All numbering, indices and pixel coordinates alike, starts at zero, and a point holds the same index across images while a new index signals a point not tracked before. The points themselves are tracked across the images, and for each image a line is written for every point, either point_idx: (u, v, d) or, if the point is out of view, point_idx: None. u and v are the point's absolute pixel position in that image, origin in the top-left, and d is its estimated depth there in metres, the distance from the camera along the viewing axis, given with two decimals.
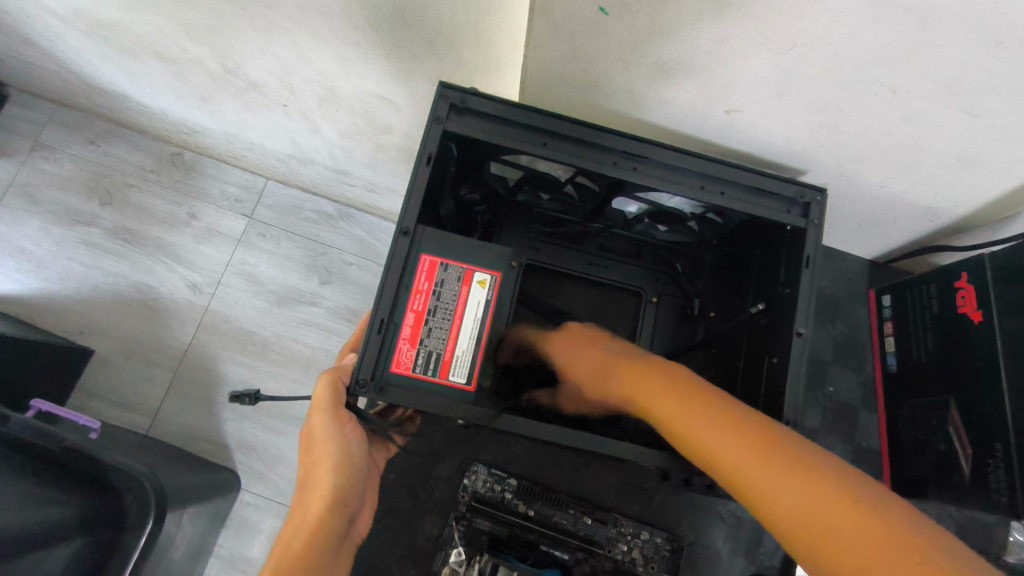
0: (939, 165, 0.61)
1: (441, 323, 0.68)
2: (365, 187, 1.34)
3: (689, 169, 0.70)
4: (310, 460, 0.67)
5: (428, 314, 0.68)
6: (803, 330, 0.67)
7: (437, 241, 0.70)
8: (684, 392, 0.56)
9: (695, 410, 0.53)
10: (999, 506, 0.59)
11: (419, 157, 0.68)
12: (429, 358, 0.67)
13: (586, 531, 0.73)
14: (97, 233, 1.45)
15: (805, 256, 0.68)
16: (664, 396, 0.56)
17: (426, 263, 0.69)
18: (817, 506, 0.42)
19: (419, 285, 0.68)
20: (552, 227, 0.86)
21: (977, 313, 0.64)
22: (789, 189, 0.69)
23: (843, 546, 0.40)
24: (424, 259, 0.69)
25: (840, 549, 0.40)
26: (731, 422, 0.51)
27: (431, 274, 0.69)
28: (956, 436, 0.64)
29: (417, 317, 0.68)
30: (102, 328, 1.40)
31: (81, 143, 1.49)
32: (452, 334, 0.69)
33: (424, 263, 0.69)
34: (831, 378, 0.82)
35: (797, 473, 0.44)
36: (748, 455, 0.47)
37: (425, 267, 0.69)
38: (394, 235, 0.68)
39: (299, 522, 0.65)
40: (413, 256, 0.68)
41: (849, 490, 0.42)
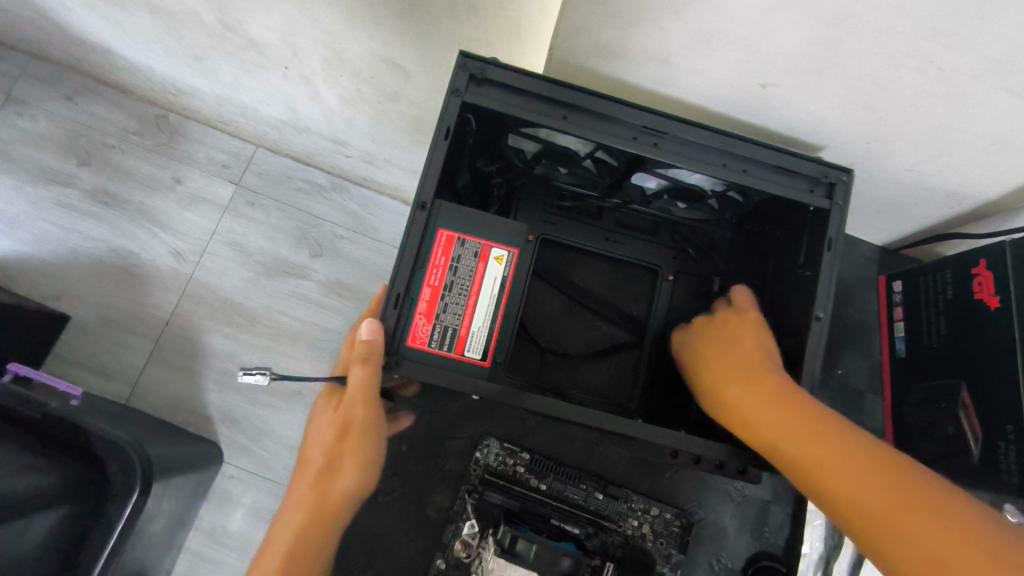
0: (971, 148, 0.61)
1: (458, 298, 0.66)
2: (362, 158, 1.31)
3: (711, 147, 0.68)
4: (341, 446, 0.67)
5: (445, 289, 0.66)
6: (821, 315, 0.67)
7: (454, 216, 0.67)
8: (756, 391, 0.57)
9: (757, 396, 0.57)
10: (1009, 485, 0.61)
11: (437, 129, 0.65)
12: (444, 334, 0.65)
13: (596, 505, 0.73)
14: (75, 194, 1.39)
15: (827, 239, 0.68)
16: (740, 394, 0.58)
17: (443, 238, 0.66)
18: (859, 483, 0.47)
19: (436, 259, 0.66)
20: (569, 201, 0.84)
21: (995, 299, 0.65)
22: (814, 169, 0.69)
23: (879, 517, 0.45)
24: (441, 234, 0.66)
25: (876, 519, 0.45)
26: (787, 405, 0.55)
27: (448, 248, 0.66)
28: (966, 418, 0.66)
29: (433, 293, 0.65)
30: (80, 293, 1.35)
31: (58, 99, 1.41)
32: (468, 310, 0.66)
33: (441, 238, 0.66)
34: (840, 361, 0.83)
35: (842, 458, 0.49)
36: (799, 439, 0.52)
37: (442, 242, 0.66)
38: (410, 210, 0.65)
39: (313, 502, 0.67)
40: (429, 231, 0.65)
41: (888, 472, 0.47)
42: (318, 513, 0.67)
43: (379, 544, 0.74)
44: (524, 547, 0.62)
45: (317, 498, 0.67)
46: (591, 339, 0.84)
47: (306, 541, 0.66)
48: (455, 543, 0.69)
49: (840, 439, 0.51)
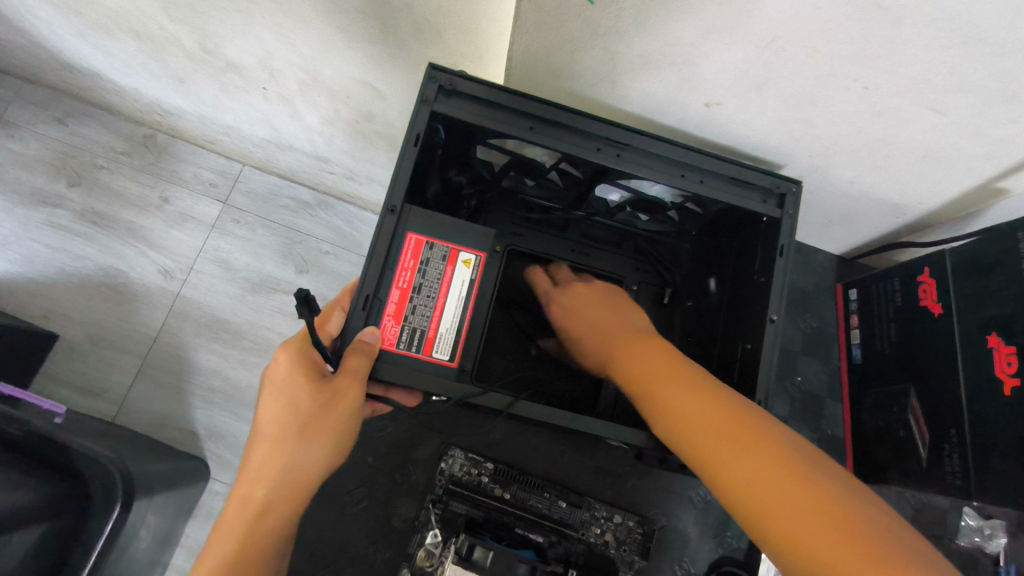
0: (907, 161, 0.64)
1: (426, 300, 0.67)
2: (344, 175, 1.33)
3: (669, 158, 0.70)
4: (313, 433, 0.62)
5: (413, 291, 0.67)
6: (776, 317, 0.68)
7: (423, 220, 0.68)
8: (672, 376, 0.56)
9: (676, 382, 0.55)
10: (954, 487, 0.62)
11: (407, 138, 0.66)
12: (413, 335, 0.66)
13: (560, 514, 0.74)
14: (64, 215, 1.41)
15: (779, 246, 0.69)
16: (653, 376, 0.57)
17: (411, 242, 0.68)
18: (760, 471, 0.46)
19: (404, 262, 0.67)
20: (536, 215, 0.85)
21: (937, 306, 0.67)
22: (766, 180, 0.70)
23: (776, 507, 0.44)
24: (410, 238, 0.68)
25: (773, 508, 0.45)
26: (702, 395, 0.53)
27: (416, 252, 0.68)
28: (915, 422, 0.67)
29: (402, 294, 0.66)
30: (69, 313, 1.36)
31: (48, 121, 1.44)
32: (437, 311, 0.68)
33: (409, 242, 0.67)
34: (799, 368, 0.85)
35: (748, 448, 0.48)
36: (708, 424, 0.51)
37: (411, 245, 0.68)
38: (380, 212, 0.66)
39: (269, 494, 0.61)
40: (399, 235, 0.67)
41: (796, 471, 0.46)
42: (262, 514, 0.61)
43: (344, 554, 0.74)
44: (481, 554, 0.63)
45: (269, 507, 0.61)
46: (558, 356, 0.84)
47: (251, 543, 0.60)
48: (420, 556, 0.70)
49: (749, 430, 0.49)
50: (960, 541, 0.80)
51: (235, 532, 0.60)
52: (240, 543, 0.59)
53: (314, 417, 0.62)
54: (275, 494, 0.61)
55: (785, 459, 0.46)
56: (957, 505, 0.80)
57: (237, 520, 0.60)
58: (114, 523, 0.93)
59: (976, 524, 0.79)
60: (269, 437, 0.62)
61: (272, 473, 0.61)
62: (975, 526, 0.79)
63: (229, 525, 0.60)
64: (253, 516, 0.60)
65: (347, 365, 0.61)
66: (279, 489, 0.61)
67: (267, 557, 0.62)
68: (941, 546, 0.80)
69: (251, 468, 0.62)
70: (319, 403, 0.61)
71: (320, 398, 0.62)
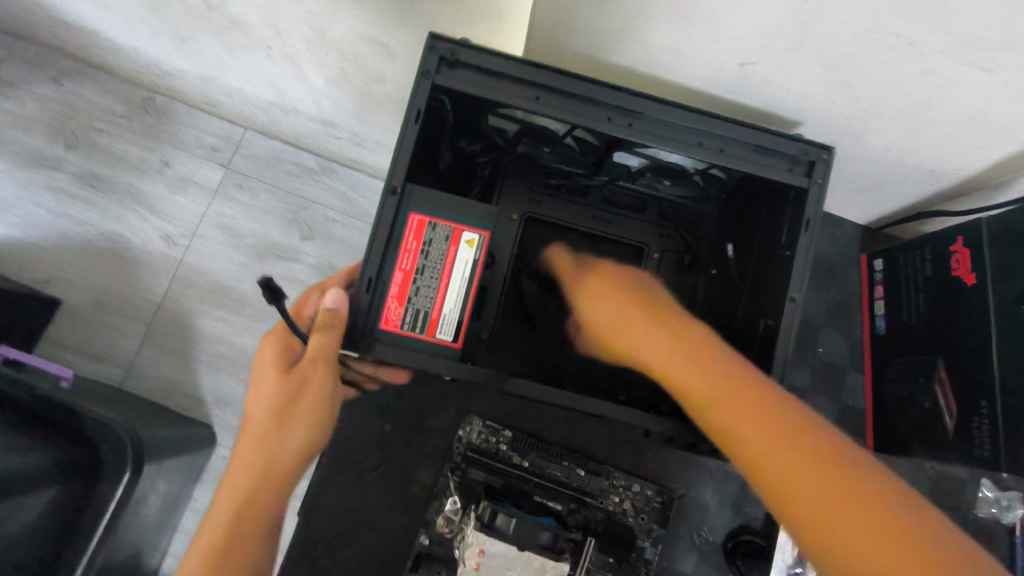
0: (947, 125, 0.61)
1: (429, 283, 0.59)
2: (351, 140, 1.30)
3: (687, 125, 0.62)
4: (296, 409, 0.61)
5: (417, 274, 0.59)
6: (796, 295, 0.63)
7: (427, 199, 0.60)
8: (695, 360, 0.54)
9: (700, 366, 0.54)
10: (982, 459, 0.62)
11: (406, 113, 0.60)
12: (416, 318, 0.59)
13: (578, 481, 0.73)
14: (63, 177, 1.38)
15: (804, 218, 0.63)
16: (676, 360, 0.55)
17: (413, 223, 0.59)
18: (795, 465, 0.45)
19: (406, 244, 0.59)
20: (555, 180, 0.79)
21: (971, 276, 0.65)
22: (794, 147, 0.62)
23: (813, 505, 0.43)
24: (412, 219, 0.59)
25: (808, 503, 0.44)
26: (731, 383, 0.52)
27: (419, 234, 0.59)
28: (942, 393, 0.67)
29: (405, 277, 0.59)
30: (70, 277, 1.34)
31: (44, 81, 1.39)
32: (440, 294, 0.60)
33: (411, 223, 0.59)
34: (821, 339, 0.84)
35: (783, 440, 0.47)
36: (739, 413, 0.49)
37: (413, 227, 0.59)
38: (380, 193, 0.58)
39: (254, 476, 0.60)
40: (399, 217, 0.59)
41: (837, 465, 0.45)
42: (250, 495, 0.60)
43: (362, 518, 0.74)
44: (504, 521, 0.64)
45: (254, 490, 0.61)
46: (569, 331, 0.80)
47: (241, 527, 0.60)
48: (438, 521, 0.69)
49: (782, 419, 0.48)
50: (977, 511, 0.79)
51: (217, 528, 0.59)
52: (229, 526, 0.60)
53: (290, 397, 0.61)
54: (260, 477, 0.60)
55: (827, 458, 0.45)
56: (975, 476, 0.80)
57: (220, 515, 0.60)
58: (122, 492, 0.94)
59: (993, 496, 0.79)
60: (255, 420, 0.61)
61: (258, 457, 0.60)
62: (992, 497, 0.79)
63: (216, 514, 0.59)
64: (240, 498, 0.60)
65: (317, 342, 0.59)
66: (262, 472, 0.60)
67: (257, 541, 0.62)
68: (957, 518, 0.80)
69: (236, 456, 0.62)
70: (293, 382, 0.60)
71: (295, 378, 0.61)
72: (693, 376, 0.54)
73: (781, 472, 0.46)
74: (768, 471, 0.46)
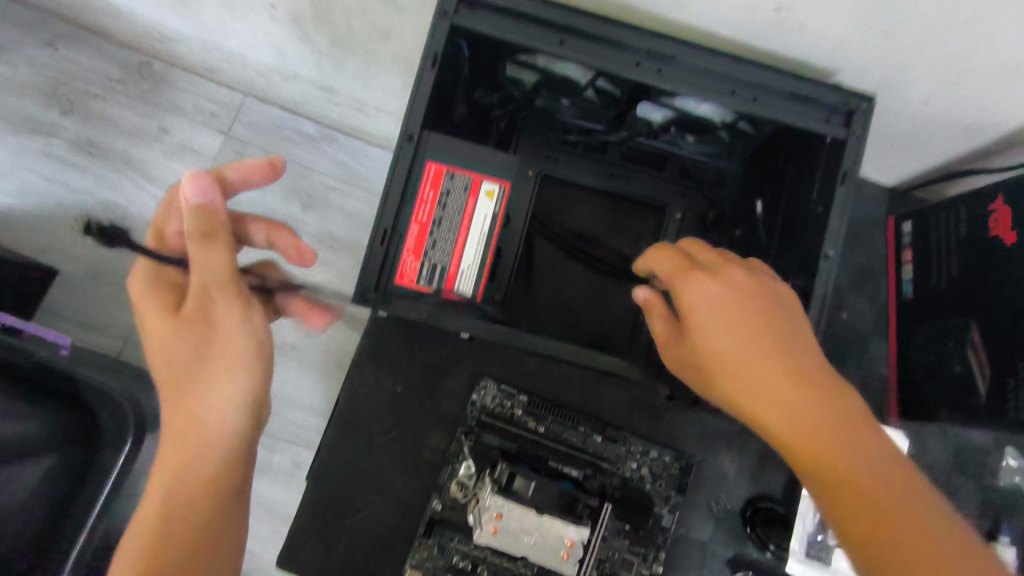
0: (991, 76, 0.56)
1: (447, 236, 0.57)
2: (351, 106, 1.22)
3: (718, 72, 0.59)
4: (206, 353, 0.57)
5: (434, 226, 0.57)
6: (831, 252, 0.60)
7: (445, 146, 0.57)
8: (779, 366, 0.51)
9: (787, 375, 0.50)
10: (1015, 422, 0.60)
11: (424, 56, 0.56)
12: (433, 272, 0.57)
13: (594, 447, 0.72)
14: (59, 144, 1.33)
15: (841, 172, 0.60)
16: (757, 364, 0.51)
17: (430, 172, 0.57)
18: (866, 487, 0.46)
19: (423, 195, 0.56)
20: (574, 135, 0.75)
21: (1011, 235, 0.63)
22: (832, 96, 0.60)
23: (882, 525, 0.44)
24: (429, 167, 0.57)
25: (875, 525, 0.44)
26: (811, 393, 0.50)
27: (436, 183, 0.57)
28: (976, 357, 0.64)
29: (421, 230, 0.56)
30: (66, 246, 1.30)
31: (37, 44, 1.33)
32: (457, 248, 0.57)
33: (429, 171, 0.57)
34: (847, 302, 0.82)
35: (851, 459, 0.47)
36: (818, 429, 0.48)
37: (430, 175, 0.57)
38: (396, 140, 0.55)
39: (179, 443, 0.57)
40: (416, 164, 0.56)
41: (906, 492, 0.45)
42: (179, 470, 0.56)
43: (373, 482, 0.72)
44: (520, 484, 0.64)
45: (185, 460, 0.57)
46: (588, 290, 0.77)
47: (174, 515, 0.55)
48: (451, 487, 0.69)
49: (864, 447, 0.47)
50: (1000, 480, 0.78)
51: (142, 543, 0.54)
52: (160, 513, 0.55)
53: (190, 348, 0.56)
54: (187, 442, 0.56)
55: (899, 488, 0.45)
56: (999, 445, 0.78)
57: (145, 532, 0.54)
58: (125, 457, 0.95)
59: (1017, 465, 0.78)
60: (164, 383, 0.57)
61: (178, 425, 0.57)
62: (1016, 466, 0.78)
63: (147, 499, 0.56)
64: (171, 475, 0.56)
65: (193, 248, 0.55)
66: (188, 452, 0.56)
67: (193, 538, 0.55)
68: (980, 486, 0.78)
69: (162, 449, 0.57)
70: (187, 326, 0.56)
71: (192, 319, 0.56)
72: (767, 364, 0.51)
73: (849, 479, 0.46)
74: (845, 494, 0.46)
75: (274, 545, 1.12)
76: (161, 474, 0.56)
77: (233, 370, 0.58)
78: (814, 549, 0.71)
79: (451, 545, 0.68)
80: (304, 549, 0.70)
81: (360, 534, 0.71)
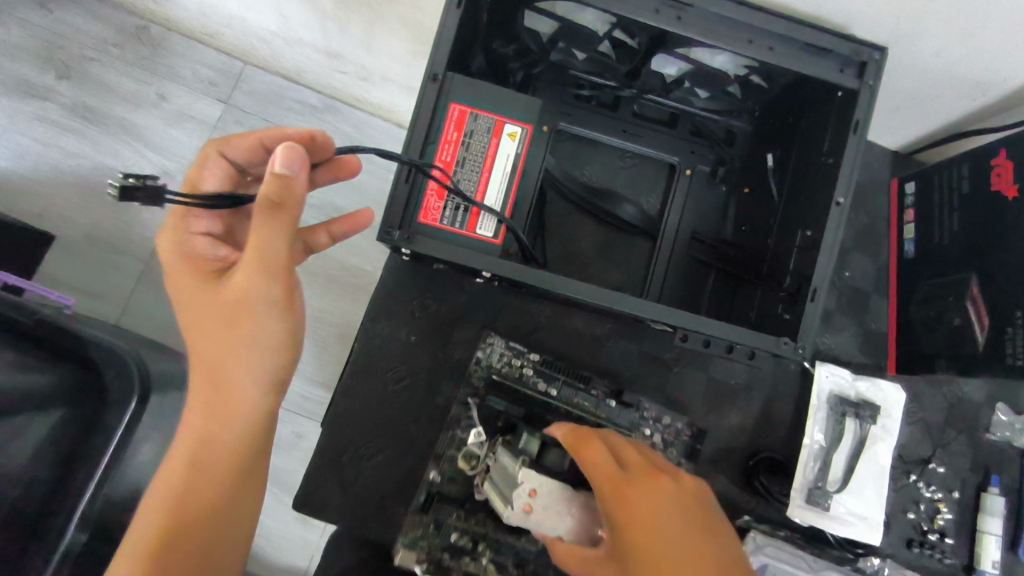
0: (1008, 26, 0.56)
1: (470, 175, 0.59)
2: (357, 74, 1.10)
3: (735, 19, 0.60)
4: (237, 333, 0.54)
5: (457, 166, 0.59)
6: (843, 199, 0.61)
7: (469, 89, 0.59)
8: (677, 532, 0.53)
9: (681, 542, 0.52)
10: (1014, 368, 0.63)
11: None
12: (456, 210, 0.58)
13: (606, 413, 0.69)
14: (55, 109, 1.20)
15: (854, 121, 0.62)
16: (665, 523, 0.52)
17: (454, 113, 0.59)
18: None
19: (447, 135, 0.59)
20: (587, 91, 0.76)
21: (1012, 188, 0.65)
22: (846, 46, 0.61)
23: None
24: (453, 108, 0.59)
25: None
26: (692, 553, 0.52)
27: (460, 124, 0.59)
28: (974, 310, 0.67)
29: (445, 169, 0.59)
30: (62, 212, 1.19)
31: (31, 5, 1.20)
32: (480, 189, 0.60)
33: (452, 113, 0.59)
34: (848, 264, 0.82)
35: None
36: None
37: (454, 117, 0.59)
38: (421, 80, 0.57)
39: (205, 410, 0.56)
40: (441, 103, 0.58)
41: None
42: (200, 437, 0.55)
43: (386, 429, 0.73)
44: (552, 458, 0.61)
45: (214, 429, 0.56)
46: (601, 242, 0.79)
47: (197, 482, 0.54)
48: (459, 460, 0.67)
49: None
50: (993, 435, 0.80)
51: (165, 497, 0.54)
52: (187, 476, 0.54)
53: (224, 326, 0.54)
54: (216, 414, 0.55)
55: None
56: (992, 401, 0.80)
57: (168, 494, 0.54)
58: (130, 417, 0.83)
59: (1008, 419, 0.80)
60: (196, 347, 0.56)
61: (207, 395, 0.56)
62: (1008, 421, 0.80)
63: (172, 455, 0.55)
64: (194, 443, 0.55)
65: (260, 221, 0.50)
66: (213, 430, 0.55)
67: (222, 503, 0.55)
68: (973, 440, 0.80)
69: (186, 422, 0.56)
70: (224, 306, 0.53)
71: (227, 298, 0.54)
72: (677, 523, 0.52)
73: None
74: None
75: (277, 513, 1.10)
76: (187, 437, 0.55)
77: (265, 352, 0.56)
78: (814, 493, 0.72)
79: (448, 521, 0.65)
80: (322, 490, 0.72)
81: (377, 475, 0.72)
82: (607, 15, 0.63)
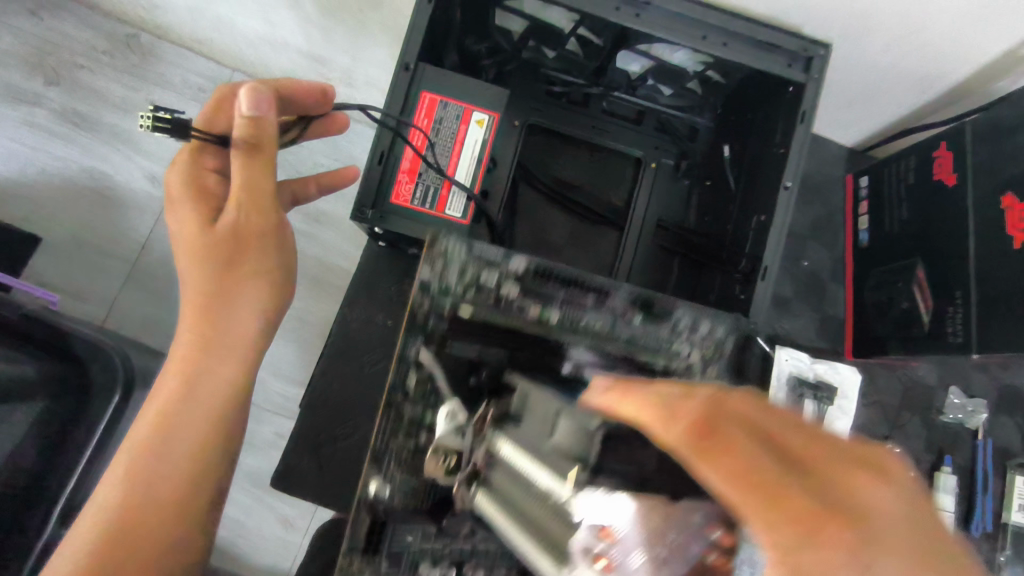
0: (941, 25, 0.61)
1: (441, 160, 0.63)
2: (342, 80, 1.14)
3: (690, 16, 0.64)
4: (230, 266, 0.56)
5: (428, 150, 0.62)
6: (791, 183, 0.66)
7: (440, 79, 0.63)
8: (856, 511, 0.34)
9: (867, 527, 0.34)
10: (953, 345, 0.65)
11: None
12: (427, 192, 0.61)
13: None
14: (44, 114, 1.22)
15: (802, 111, 0.66)
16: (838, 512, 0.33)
17: (425, 101, 0.63)
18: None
19: (418, 122, 0.62)
20: (558, 87, 0.80)
21: (952, 176, 0.69)
22: (793, 42, 0.66)
23: None
24: (424, 96, 0.63)
25: None
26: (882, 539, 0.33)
27: (431, 111, 0.63)
28: (920, 293, 0.71)
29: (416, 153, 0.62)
30: (48, 214, 1.21)
31: (21, 14, 1.20)
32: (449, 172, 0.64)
33: (424, 101, 0.63)
34: (806, 253, 0.87)
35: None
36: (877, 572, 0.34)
37: (425, 105, 0.63)
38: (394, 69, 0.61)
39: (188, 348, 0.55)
40: (412, 92, 0.62)
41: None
42: (185, 372, 0.54)
43: (363, 408, 0.76)
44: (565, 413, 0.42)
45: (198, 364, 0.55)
46: (572, 231, 0.82)
47: (179, 420, 0.53)
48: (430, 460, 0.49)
49: None
50: (945, 416, 0.84)
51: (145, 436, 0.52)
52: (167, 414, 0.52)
53: (218, 261, 0.55)
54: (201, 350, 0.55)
55: None
56: (943, 384, 0.84)
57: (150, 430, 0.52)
58: (114, 410, 0.85)
59: (960, 402, 0.83)
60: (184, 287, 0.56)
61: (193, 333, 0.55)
62: (960, 403, 0.83)
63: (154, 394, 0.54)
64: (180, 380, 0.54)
65: (237, 160, 0.54)
66: (200, 365, 0.55)
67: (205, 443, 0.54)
68: (926, 421, 0.84)
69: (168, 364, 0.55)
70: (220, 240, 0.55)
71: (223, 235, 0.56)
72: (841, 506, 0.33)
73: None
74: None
75: (257, 511, 1.13)
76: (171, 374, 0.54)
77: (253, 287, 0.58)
78: None
79: None
80: (300, 469, 0.74)
81: (354, 454, 0.75)
82: (572, 13, 0.67)
